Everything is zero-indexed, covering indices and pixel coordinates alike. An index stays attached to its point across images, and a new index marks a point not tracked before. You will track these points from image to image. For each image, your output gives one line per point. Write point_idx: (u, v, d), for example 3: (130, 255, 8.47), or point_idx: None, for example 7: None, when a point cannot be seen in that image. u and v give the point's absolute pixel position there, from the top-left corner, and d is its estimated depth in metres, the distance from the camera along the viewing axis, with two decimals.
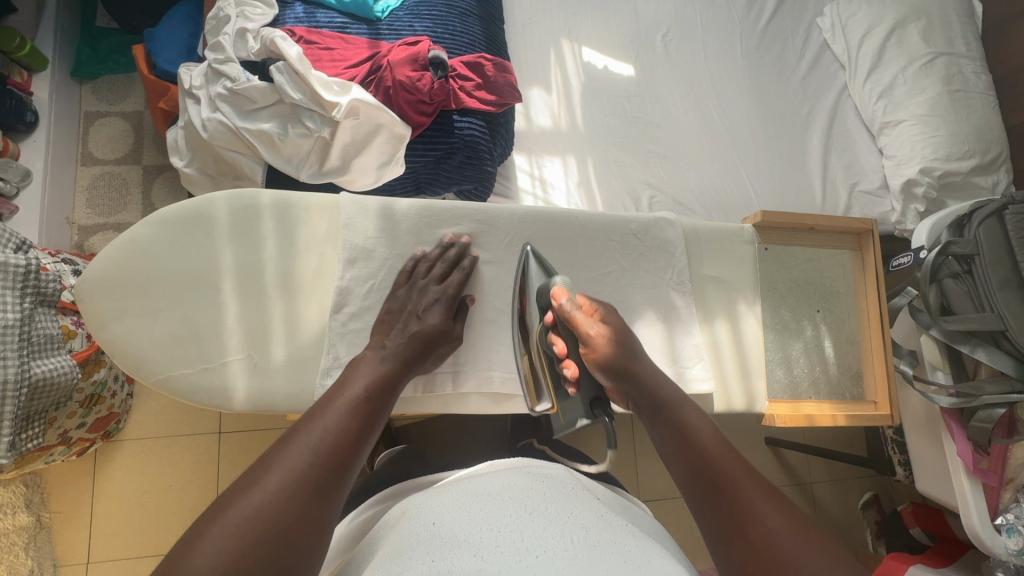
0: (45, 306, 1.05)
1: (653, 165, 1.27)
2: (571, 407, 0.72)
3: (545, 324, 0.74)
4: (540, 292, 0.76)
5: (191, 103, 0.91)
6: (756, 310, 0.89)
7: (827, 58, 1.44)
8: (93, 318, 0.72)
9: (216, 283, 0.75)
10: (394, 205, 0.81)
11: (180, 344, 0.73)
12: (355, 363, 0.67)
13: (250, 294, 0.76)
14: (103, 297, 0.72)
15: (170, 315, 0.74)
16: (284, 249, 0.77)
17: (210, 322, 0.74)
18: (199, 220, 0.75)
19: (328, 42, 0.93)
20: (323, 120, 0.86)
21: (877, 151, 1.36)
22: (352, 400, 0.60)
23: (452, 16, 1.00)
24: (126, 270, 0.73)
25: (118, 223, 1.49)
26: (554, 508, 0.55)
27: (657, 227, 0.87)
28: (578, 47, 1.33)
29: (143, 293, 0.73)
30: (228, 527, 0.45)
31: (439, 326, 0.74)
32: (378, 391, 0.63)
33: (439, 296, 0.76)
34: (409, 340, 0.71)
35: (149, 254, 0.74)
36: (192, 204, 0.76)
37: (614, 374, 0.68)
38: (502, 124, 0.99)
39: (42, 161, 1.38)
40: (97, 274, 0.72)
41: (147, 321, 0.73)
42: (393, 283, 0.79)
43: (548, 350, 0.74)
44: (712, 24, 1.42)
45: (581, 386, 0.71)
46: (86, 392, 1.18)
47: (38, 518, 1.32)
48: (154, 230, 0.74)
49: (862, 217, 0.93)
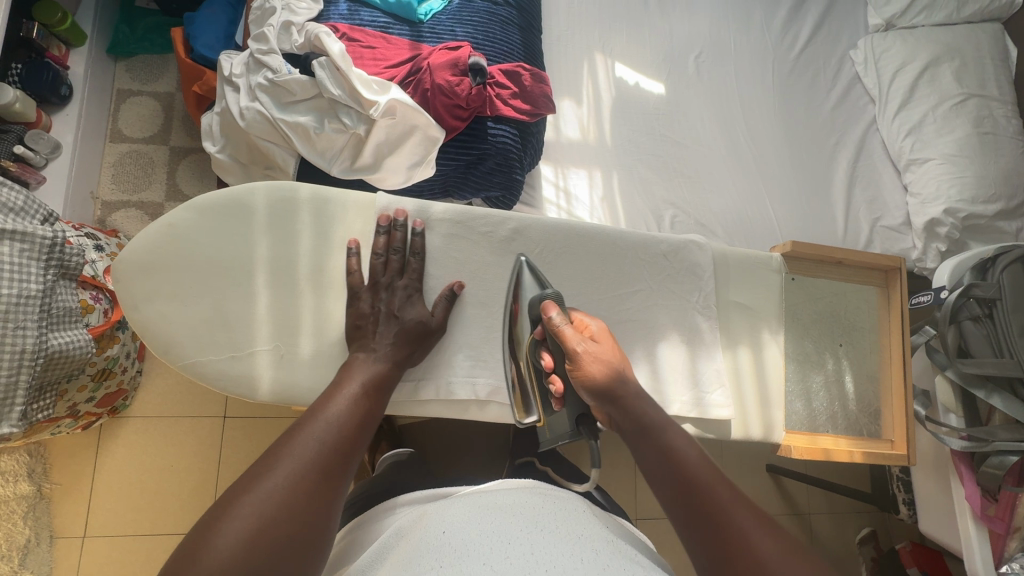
0: (66, 279, 1.06)
1: (676, 185, 1.28)
2: (558, 424, 0.73)
3: (535, 338, 0.75)
4: (530, 308, 0.76)
5: (230, 91, 0.91)
6: (779, 339, 0.89)
7: (858, 91, 1.44)
8: (126, 298, 0.73)
9: (251, 272, 0.75)
10: (429, 206, 0.82)
11: (210, 329, 0.74)
12: (350, 367, 0.69)
13: (280, 286, 0.76)
14: (139, 278, 0.73)
15: (203, 299, 0.74)
16: (319, 245, 0.78)
17: (242, 310, 0.75)
18: (236, 206, 0.76)
19: (370, 41, 0.93)
20: (359, 117, 0.87)
21: (902, 188, 1.35)
22: (353, 400, 0.63)
23: (494, 24, 1.01)
24: (164, 252, 0.74)
25: (141, 201, 1.50)
26: (565, 525, 0.57)
27: (687, 248, 0.87)
28: (611, 62, 1.34)
29: (178, 277, 0.74)
30: (245, 515, 0.47)
31: (417, 321, 0.75)
32: (372, 389, 0.66)
33: (409, 290, 0.77)
34: (403, 342, 0.73)
35: (188, 239, 0.74)
36: (232, 192, 0.76)
37: (600, 396, 0.67)
38: (534, 134, 0.99)
39: (72, 134, 1.40)
40: (134, 255, 0.73)
41: (181, 305, 0.74)
42: (349, 285, 0.76)
43: (537, 363, 0.75)
44: (745, 48, 1.42)
45: (567, 403, 0.72)
46: (97, 366, 1.19)
47: (39, 488, 1.34)
48: (194, 215, 0.75)
49: (890, 255, 0.93)
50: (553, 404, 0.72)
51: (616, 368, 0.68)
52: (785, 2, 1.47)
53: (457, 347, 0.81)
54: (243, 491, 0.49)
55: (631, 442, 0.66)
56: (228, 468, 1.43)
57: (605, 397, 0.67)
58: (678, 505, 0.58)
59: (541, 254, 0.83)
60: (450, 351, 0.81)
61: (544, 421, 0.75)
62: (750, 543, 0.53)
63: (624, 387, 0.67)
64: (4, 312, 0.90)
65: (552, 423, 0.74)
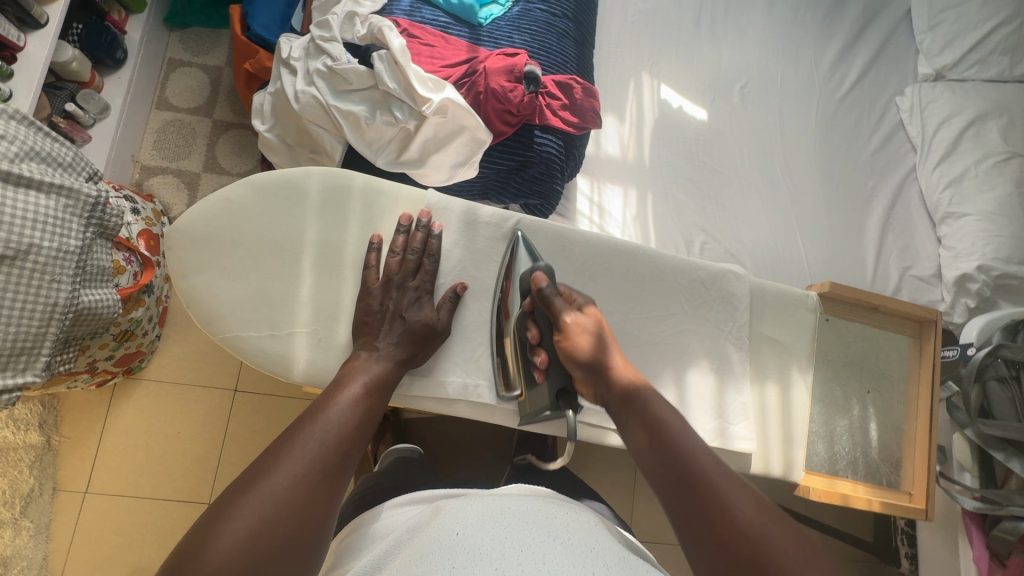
0: (104, 239, 1.08)
1: (709, 213, 1.28)
2: (538, 395, 0.76)
3: (525, 311, 0.77)
4: (524, 281, 0.78)
5: (287, 73, 0.93)
6: (808, 379, 0.88)
7: (900, 138, 1.44)
8: (175, 267, 0.74)
9: (299, 254, 0.77)
10: (477, 213, 0.83)
11: (253, 305, 0.75)
12: (355, 366, 0.69)
13: (325, 272, 0.77)
14: (190, 248, 0.75)
15: (250, 275, 0.75)
16: (367, 234, 0.79)
17: (286, 290, 0.76)
18: (292, 190, 0.78)
19: (429, 39, 0.95)
20: (411, 112, 0.88)
21: (936, 240, 1.34)
22: (357, 401, 0.64)
23: (551, 34, 1.02)
24: (218, 226, 0.76)
25: (179, 169, 1.53)
26: (577, 535, 0.57)
27: (725, 278, 0.87)
28: (657, 83, 1.34)
29: (228, 251, 0.75)
30: (251, 512, 0.48)
31: (422, 321, 0.74)
32: (376, 389, 0.67)
33: (419, 292, 0.77)
34: (408, 345, 0.73)
35: (242, 215, 0.76)
36: (290, 173, 0.78)
37: (583, 365, 0.71)
38: (578, 147, 1.00)
39: (121, 97, 1.43)
40: (188, 225, 0.75)
41: (228, 279, 0.75)
42: (373, 279, 0.76)
43: (522, 336, 0.77)
44: (792, 83, 1.42)
45: (549, 375, 0.75)
46: (121, 327, 1.21)
47: (48, 439, 1.37)
48: (249, 192, 0.77)
49: (931, 308, 0.94)
50: (536, 375, 0.75)
51: (649, 399, 0.68)
52: (836, 42, 1.47)
53: (487, 351, 0.81)
54: (247, 486, 0.51)
55: (613, 404, 0.70)
56: (234, 442, 1.44)
57: (584, 365, 0.71)
58: (654, 453, 0.63)
59: (581, 268, 0.83)
60: (479, 353, 0.81)
61: (524, 396, 0.77)
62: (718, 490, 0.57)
63: (628, 382, 0.70)
64: (41, 265, 0.91)
65: (531, 397, 0.76)
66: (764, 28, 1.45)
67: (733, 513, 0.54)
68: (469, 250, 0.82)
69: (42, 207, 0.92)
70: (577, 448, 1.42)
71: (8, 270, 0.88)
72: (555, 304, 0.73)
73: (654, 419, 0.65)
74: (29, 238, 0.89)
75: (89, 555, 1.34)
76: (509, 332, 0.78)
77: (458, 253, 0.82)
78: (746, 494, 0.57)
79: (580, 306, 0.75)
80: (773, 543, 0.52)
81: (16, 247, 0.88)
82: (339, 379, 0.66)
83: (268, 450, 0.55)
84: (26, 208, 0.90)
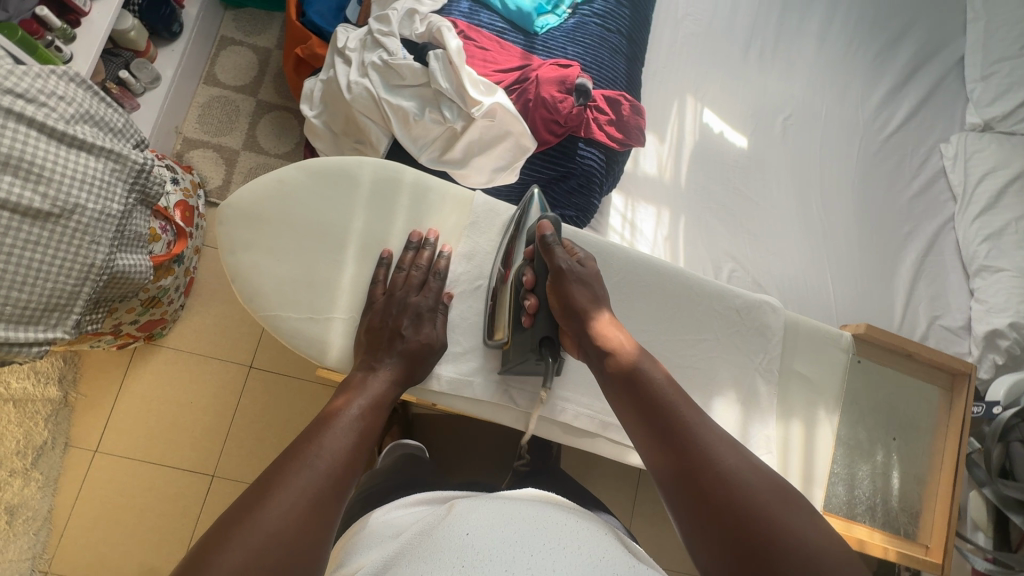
0: (144, 206, 1.10)
1: (740, 240, 1.27)
2: (523, 339, 0.75)
3: (525, 259, 0.78)
4: (528, 232, 0.80)
5: (341, 62, 0.94)
6: (833, 421, 0.87)
7: (940, 185, 1.42)
8: (224, 242, 0.76)
9: (345, 241, 0.79)
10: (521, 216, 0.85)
11: (295, 287, 0.76)
12: (355, 385, 0.66)
13: (367, 264, 0.79)
14: (241, 225, 0.76)
15: (295, 258, 0.77)
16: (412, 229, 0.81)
17: (329, 275, 0.77)
18: (344, 179, 0.80)
19: (484, 42, 0.96)
20: (459, 113, 0.90)
21: (968, 291, 1.32)
22: (357, 422, 0.61)
23: (603, 49, 1.02)
24: (269, 206, 0.77)
25: (219, 144, 1.55)
26: (598, 548, 0.56)
27: (761, 309, 0.87)
28: (700, 107, 1.34)
29: (277, 232, 0.77)
30: (242, 547, 0.46)
31: (420, 341, 0.72)
32: (374, 409, 0.64)
33: (421, 308, 0.75)
34: (405, 368, 0.71)
35: (294, 198, 0.78)
36: (344, 162, 0.81)
37: (568, 310, 0.72)
38: (619, 163, 0.99)
39: (172, 70, 1.47)
40: (240, 203, 0.77)
41: (274, 259, 0.76)
42: (406, 280, 0.77)
43: (517, 282, 0.77)
44: (836, 119, 1.41)
45: (536, 321, 0.75)
46: (149, 293, 1.24)
47: (65, 395, 1.39)
48: (303, 176, 0.79)
49: (966, 360, 0.94)
50: (523, 318, 0.76)
51: (633, 353, 0.67)
52: (884, 82, 1.45)
53: None
54: (241, 520, 0.48)
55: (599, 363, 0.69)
56: (243, 418, 1.46)
57: (576, 312, 0.71)
58: (643, 419, 0.62)
59: (618, 283, 0.83)
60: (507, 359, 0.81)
61: (507, 342, 0.77)
62: (711, 455, 0.56)
63: (616, 334, 0.70)
64: (83, 226, 0.92)
65: (516, 342, 0.76)
66: (813, 61, 1.44)
67: (720, 468, 0.56)
68: None
69: (89, 168, 0.93)
70: (583, 460, 1.41)
71: (51, 227, 0.89)
72: (557, 250, 0.75)
73: (640, 376, 0.64)
74: (75, 198, 0.91)
75: (93, 513, 1.36)
76: (506, 278, 0.79)
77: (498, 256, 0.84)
78: (730, 447, 0.58)
79: (579, 258, 0.77)
80: (759, 496, 0.53)
81: (62, 206, 0.89)
82: (338, 400, 0.64)
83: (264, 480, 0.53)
84: (75, 168, 0.91)
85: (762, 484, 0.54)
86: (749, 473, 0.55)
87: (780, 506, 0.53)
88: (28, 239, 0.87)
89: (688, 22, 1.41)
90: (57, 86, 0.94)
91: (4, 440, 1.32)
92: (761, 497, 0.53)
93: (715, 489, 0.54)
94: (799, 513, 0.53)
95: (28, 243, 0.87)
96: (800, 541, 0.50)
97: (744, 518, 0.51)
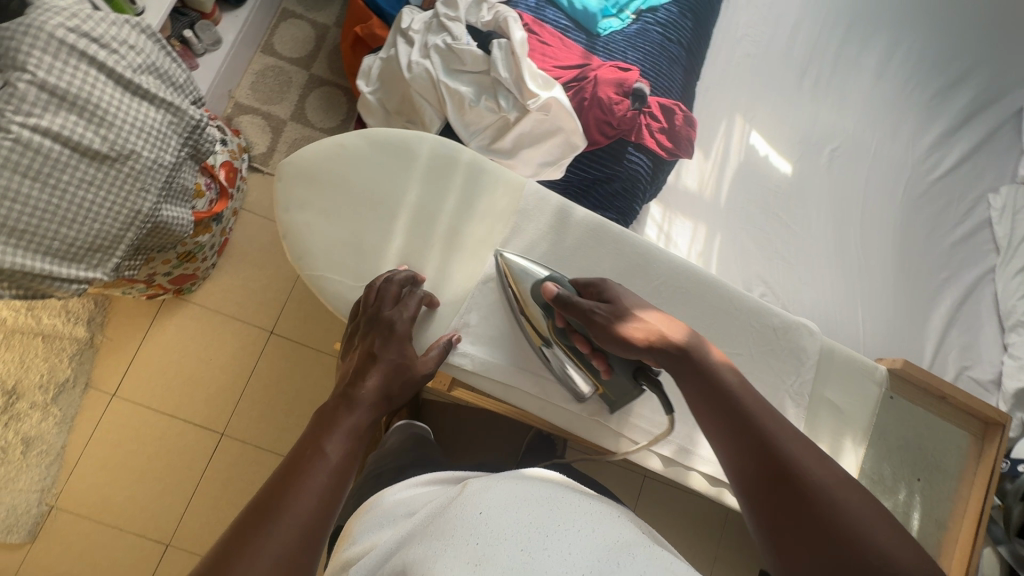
0: (192, 161, 1.11)
1: (774, 265, 1.25)
2: (618, 387, 0.76)
3: (555, 321, 0.74)
4: (534, 295, 0.76)
5: (403, 42, 0.96)
6: (859, 452, 0.85)
7: (985, 235, 1.39)
8: (281, 198, 0.79)
9: (395, 211, 0.80)
10: (571, 212, 0.85)
11: (341, 249, 0.78)
12: (332, 419, 0.61)
13: (416, 236, 0.80)
14: (299, 183, 0.80)
15: (345, 221, 0.79)
16: (462, 208, 0.82)
17: (376, 243, 0.79)
18: (402, 151, 0.82)
19: (546, 38, 0.98)
20: (515, 103, 0.91)
21: (1002, 345, 1.29)
22: (334, 465, 0.56)
23: (663, 57, 1.03)
24: (327, 169, 0.80)
25: (268, 112, 1.58)
26: (619, 542, 0.54)
27: (798, 332, 0.86)
28: (749, 129, 1.34)
29: (332, 195, 0.80)
30: None
31: (389, 360, 0.67)
32: (351, 442, 0.60)
33: (400, 325, 0.71)
34: (385, 394, 0.66)
35: (352, 163, 0.81)
36: (404, 136, 0.83)
37: (633, 345, 0.67)
38: (665, 171, 0.98)
39: (234, 36, 1.51)
40: (300, 163, 0.80)
41: (325, 220, 0.79)
42: (389, 294, 0.73)
43: (568, 345, 0.75)
44: (884, 156, 1.39)
45: (614, 368, 0.73)
46: (186, 248, 1.27)
47: (92, 337, 1.43)
48: (364, 144, 0.82)
49: (999, 409, 0.94)
50: (600, 371, 0.74)
51: (707, 355, 0.67)
52: (938, 125, 1.43)
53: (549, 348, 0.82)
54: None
55: (674, 366, 0.67)
56: (258, 380, 1.48)
57: (641, 347, 0.67)
58: (720, 419, 0.62)
59: (658, 286, 0.84)
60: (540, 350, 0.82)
61: (601, 389, 0.77)
62: (791, 457, 0.58)
63: (688, 338, 0.68)
64: (135, 174, 0.94)
65: (608, 387, 0.77)
66: (868, 96, 1.43)
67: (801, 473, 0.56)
68: (556, 243, 0.83)
69: (147, 118, 0.95)
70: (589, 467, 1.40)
71: (105, 170, 0.91)
72: (576, 303, 0.70)
73: (713, 376, 0.65)
74: (131, 144, 0.92)
75: (101, 455, 1.39)
76: (552, 344, 0.76)
77: (543, 244, 0.83)
78: (808, 454, 0.58)
79: (601, 292, 0.72)
80: (842, 503, 0.54)
81: (118, 150, 0.91)
82: (312, 438, 0.59)
83: (227, 543, 0.49)
84: (134, 117, 0.93)
85: (840, 486, 0.56)
86: (827, 475, 0.57)
87: (861, 515, 0.54)
88: (81, 178, 0.88)
89: (746, 42, 1.41)
90: (130, 36, 0.94)
91: (29, 373, 1.37)
92: (843, 505, 0.54)
93: (798, 491, 0.55)
94: (877, 516, 0.54)
95: (81, 182, 0.89)
96: (883, 546, 0.51)
97: (828, 523, 0.53)
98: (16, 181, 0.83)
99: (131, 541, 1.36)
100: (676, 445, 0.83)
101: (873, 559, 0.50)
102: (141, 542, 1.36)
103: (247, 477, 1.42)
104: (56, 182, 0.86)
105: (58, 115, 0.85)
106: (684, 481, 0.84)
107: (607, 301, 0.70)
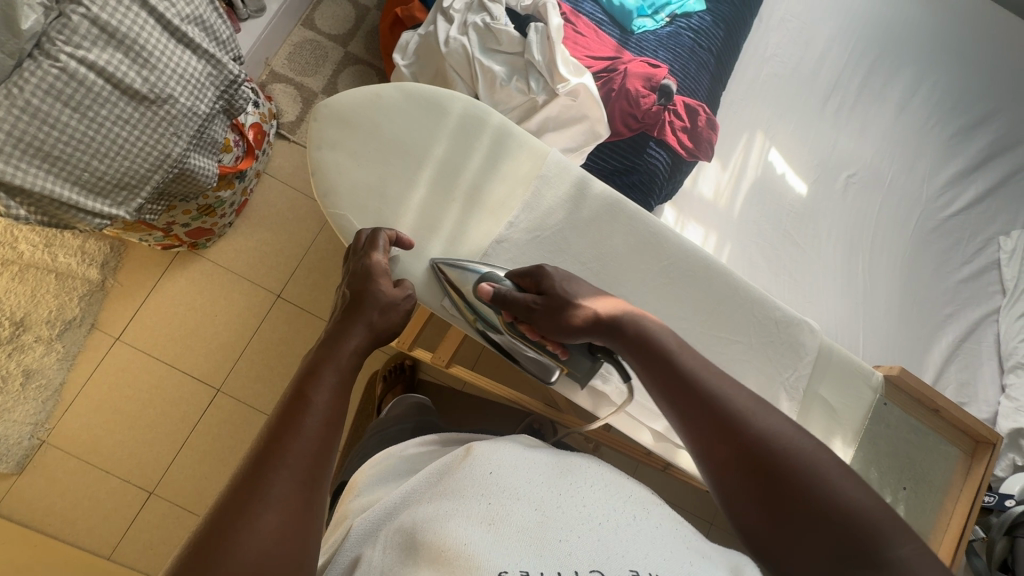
0: (225, 116, 1.12)
1: (779, 280, 1.27)
2: (579, 366, 0.75)
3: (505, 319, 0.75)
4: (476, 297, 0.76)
5: (442, 19, 0.99)
6: (847, 454, 0.88)
7: (992, 276, 1.40)
8: (314, 139, 0.82)
9: (420, 162, 0.83)
10: (589, 184, 0.87)
11: (366, 193, 0.81)
12: (320, 364, 0.57)
13: (438, 189, 0.83)
14: (332, 126, 0.82)
15: (372, 166, 0.82)
16: (487, 168, 0.85)
17: (400, 190, 0.82)
18: (436, 107, 0.85)
19: (582, 29, 1.03)
20: (544, 86, 0.94)
21: (998, 386, 1.29)
22: (322, 409, 0.52)
23: (692, 61, 1.06)
24: (360, 115, 0.83)
25: (301, 83, 1.62)
26: (630, 502, 0.56)
27: (799, 328, 0.89)
28: (768, 145, 1.36)
29: (361, 140, 0.83)
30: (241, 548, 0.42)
31: (377, 292, 0.67)
32: (343, 382, 0.57)
33: (376, 261, 0.71)
34: (367, 324, 0.64)
35: (386, 113, 0.84)
36: (438, 93, 0.86)
37: (568, 331, 0.69)
38: (683, 171, 1.02)
39: (277, 5, 1.55)
40: (336, 108, 0.83)
41: (353, 163, 0.82)
42: (364, 235, 0.75)
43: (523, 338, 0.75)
44: (900, 187, 1.41)
45: (567, 347, 0.73)
46: (206, 201, 1.30)
47: (103, 281, 1.45)
48: (398, 95, 0.85)
49: (993, 429, 0.94)
50: (557, 355, 0.74)
51: (646, 321, 0.67)
52: (954, 164, 1.45)
53: None
54: (215, 555, 0.42)
55: (623, 338, 0.66)
56: (260, 341, 1.49)
57: (571, 331, 0.69)
58: (670, 388, 0.60)
59: (666, 269, 0.87)
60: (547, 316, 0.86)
61: (564, 369, 0.76)
62: (744, 420, 0.55)
63: (628, 314, 0.68)
64: (171, 118, 0.95)
65: (570, 365, 0.75)
66: (888, 128, 1.45)
67: (749, 430, 0.54)
68: (572, 216, 0.86)
69: (188, 66, 0.96)
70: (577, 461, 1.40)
71: (143, 110, 0.92)
72: (514, 298, 0.71)
73: (651, 342, 0.64)
74: (170, 90, 0.93)
75: (98, 396, 1.41)
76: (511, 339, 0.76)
77: (559, 216, 0.85)
78: (753, 408, 0.56)
79: (537, 282, 0.72)
80: (801, 461, 0.52)
81: (157, 93, 0.92)
82: (295, 387, 0.54)
83: (229, 500, 0.45)
84: (176, 63, 0.94)
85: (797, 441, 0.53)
86: (783, 431, 0.54)
87: (815, 460, 0.52)
88: (118, 115, 0.90)
89: (773, 63, 1.44)
90: None
91: (38, 308, 1.39)
92: (806, 461, 0.52)
93: (754, 454, 0.53)
94: (842, 474, 0.51)
95: (118, 119, 0.90)
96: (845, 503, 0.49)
97: (779, 479, 0.51)
98: (55, 108, 0.84)
99: (115, 485, 1.37)
100: (669, 422, 0.86)
101: (836, 513, 0.48)
102: (125, 487, 1.37)
103: (236, 434, 1.43)
104: (94, 114, 0.87)
105: (105, 52, 0.86)
106: (673, 458, 0.87)
107: (543, 291, 0.71)
